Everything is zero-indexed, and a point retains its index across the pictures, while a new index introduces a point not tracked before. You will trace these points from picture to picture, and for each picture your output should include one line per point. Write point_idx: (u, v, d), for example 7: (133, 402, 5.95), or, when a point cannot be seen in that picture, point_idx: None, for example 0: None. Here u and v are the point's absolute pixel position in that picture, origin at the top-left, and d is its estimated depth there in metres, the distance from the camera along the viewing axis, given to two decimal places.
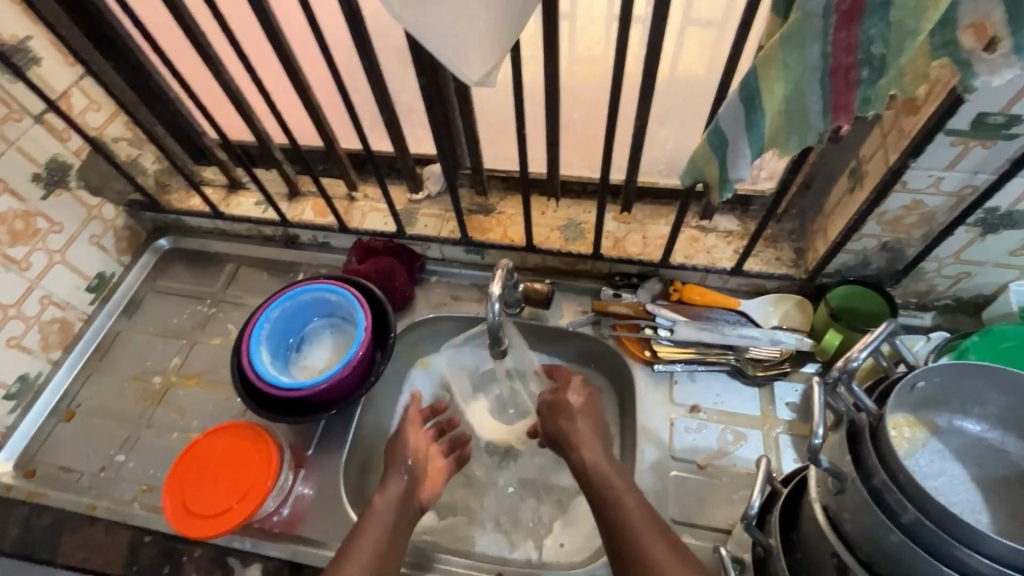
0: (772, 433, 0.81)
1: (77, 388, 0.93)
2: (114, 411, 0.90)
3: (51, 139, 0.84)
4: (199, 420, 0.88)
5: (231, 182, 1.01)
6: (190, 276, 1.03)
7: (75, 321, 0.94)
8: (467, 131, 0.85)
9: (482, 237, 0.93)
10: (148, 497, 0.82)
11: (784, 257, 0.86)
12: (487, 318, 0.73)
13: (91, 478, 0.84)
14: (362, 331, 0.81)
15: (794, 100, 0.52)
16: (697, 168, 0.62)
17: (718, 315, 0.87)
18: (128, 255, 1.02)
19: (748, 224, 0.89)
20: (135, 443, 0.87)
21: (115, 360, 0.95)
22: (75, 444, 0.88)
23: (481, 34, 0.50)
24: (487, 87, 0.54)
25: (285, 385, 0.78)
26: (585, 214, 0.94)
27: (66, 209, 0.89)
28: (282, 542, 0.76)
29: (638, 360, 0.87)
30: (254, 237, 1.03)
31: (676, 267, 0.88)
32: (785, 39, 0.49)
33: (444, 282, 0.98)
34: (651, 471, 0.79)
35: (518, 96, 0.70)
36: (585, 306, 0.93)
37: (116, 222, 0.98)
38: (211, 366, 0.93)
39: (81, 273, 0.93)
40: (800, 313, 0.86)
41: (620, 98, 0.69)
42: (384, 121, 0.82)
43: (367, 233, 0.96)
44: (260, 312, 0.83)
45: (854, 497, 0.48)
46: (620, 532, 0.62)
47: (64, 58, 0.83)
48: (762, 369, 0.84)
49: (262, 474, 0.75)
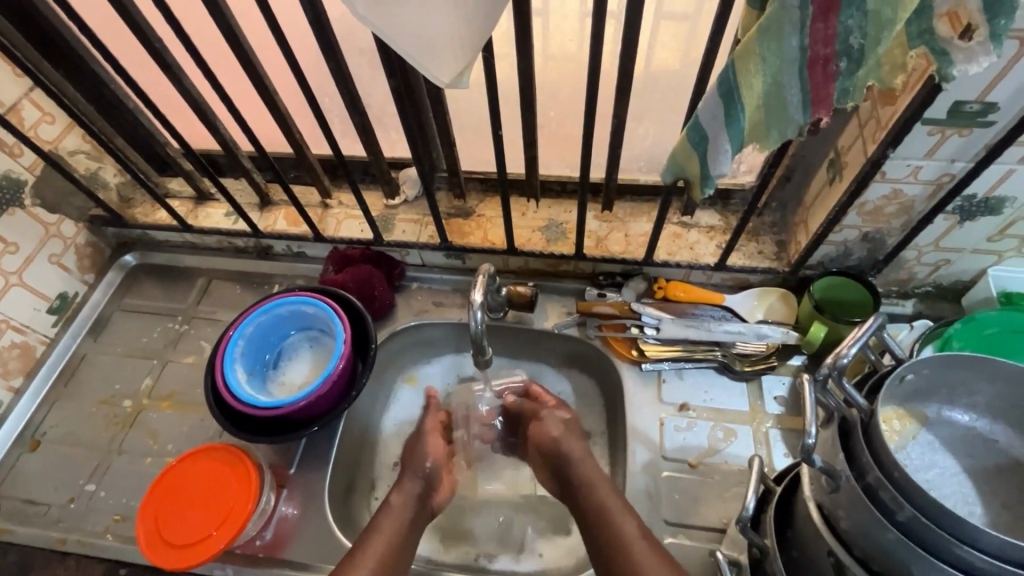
0: (761, 429, 0.80)
1: (42, 415, 0.88)
2: (83, 438, 0.86)
3: (1, 155, 0.80)
4: (174, 443, 0.85)
5: (199, 193, 0.97)
6: (159, 293, 0.99)
7: (37, 345, 0.89)
8: (442, 133, 0.83)
9: (461, 241, 0.91)
10: (121, 527, 0.78)
11: (766, 250, 0.86)
12: (469, 327, 0.71)
13: (59, 511, 0.80)
14: (341, 344, 0.79)
15: (772, 93, 0.51)
16: (678, 164, 0.61)
17: (703, 312, 0.86)
18: (92, 273, 0.97)
19: (730, 218, 0.89)
20: (106, 471, 0.83)
21: (82, 384, 0.91)
22: (41, 475, 0.83)
23: (451, 35, 0.48)
24: (459, 89, 0.52)
25: (263, 404, 0.75)
26: (565, 214, 0.91)
27: (21, 229, 0.84)
28: (264, 569, 0.73)
29: (626, 360, 0.86)
30: (225, 250, 1.00)
31: (660, 264, 0.87)
32: (763, 31, 0.48)
33: (425, 288, 0.95)
34: (643, 472, 0.78)
35: (493, 96, 0.68)
36: (570, 307, 0.92)
37: (77, 239, 0.94)
38: (185, 386, 0.89)
39: (41, 295, 0.88)
40: (784, 306, 0.86)
41: (598, 95, 0.67)
42: (356, 125, 0.79)
43: (343, 241, 0.93)
44: (233, 329, 0.80)
45: (848, 496, 0.48)
46: (609, 541, 0.63)
47: (12, 69, 0.78)
48: (749, 365, 0.83)
49: (242, 497, 0.72)
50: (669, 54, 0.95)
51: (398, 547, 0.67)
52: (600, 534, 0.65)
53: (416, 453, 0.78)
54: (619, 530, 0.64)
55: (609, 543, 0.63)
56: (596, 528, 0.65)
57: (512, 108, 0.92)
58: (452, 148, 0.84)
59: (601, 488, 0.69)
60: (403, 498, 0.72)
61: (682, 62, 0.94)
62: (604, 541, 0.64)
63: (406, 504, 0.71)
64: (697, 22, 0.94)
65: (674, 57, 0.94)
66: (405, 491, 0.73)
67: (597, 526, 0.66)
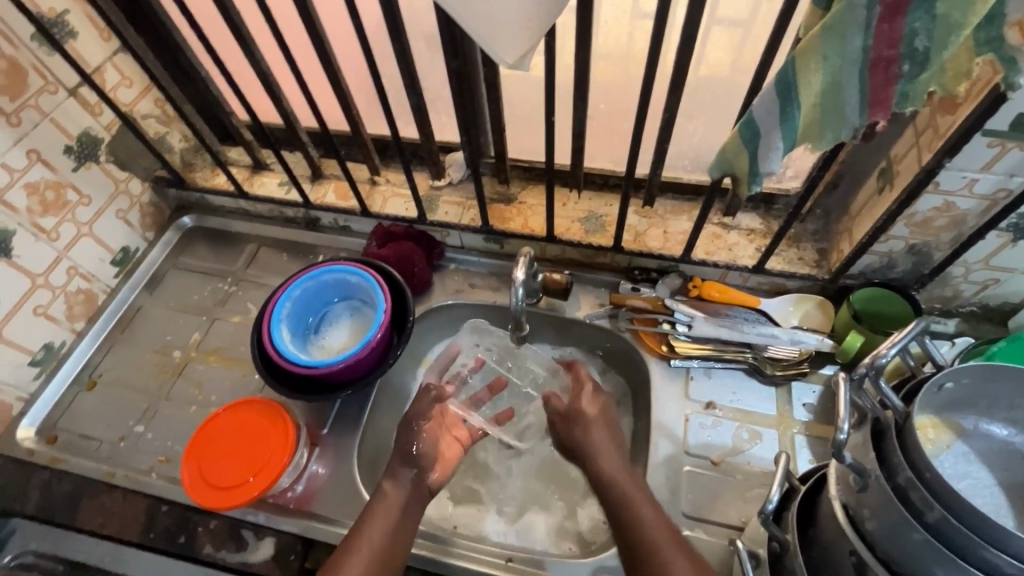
0: (787, 434, 0.80)
1: (99, 358, 0.94)
2: (134, 383, 0.91)
3: (83, 112, 0.86)
4: (216, 395, 0.89)
5: (256, 162, 1.01)
6: (211, 254, 1.04)
7: (100, 293, 0.95)
8: (494, 117, 0.84)
9: (502, 226, 0.93)
10: (165, 467, 0.83)
11: (807, 257, 0.86)
12: (510, 303, 0.75)
13: (110, 447, 0.85)
14: (381, 314, 0.82)
15: (831, 92, 0.51)
16: (727, 160, 0.63)
17: (737, 313, 0.86)
18: (152, 231, 1.03)
19: (772, 223, 0.89)
20: (153, 415, 0.88)
21: (137, 333, 0.96)
22: (95, 413, 0.89)
23: (519, 17, 0.50)
24: (519, 71, 0.55)
25: (305, 362, 0.79)
26: (606, 207, 0.93)
27: (95, 183, 0.90)
28: (294, 519, 0.76)
29: (655, 355, 0.87)
30: (275, 219, 1.05)
31: (697, 262, 0.88)
32: (827, 29, 0.48)
33: (461, 269, 0.98)
34: (664, 465, 0.78)
35: (549, 81, 0.69)
36: (602, 298, 0.93)
37: (142, 197, 1.00)
38: (231, 343, 0.94)
39: (106, 247, 0.94)
40: (820, 313, 0.85)
41: (652, 92, 0.69)
42: (412, 105, 0.82)
43: (388, 217, 0.97)
44: (282, 291, 0.84)
45: (876, 495, 0.48)
46: (649, 561, 0.62)
47: (100, 33, 0.84)
48: (780, 369, 0.83)
49: (279, 451, 0.76)
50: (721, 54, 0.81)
51: (396, 539, 0.66)
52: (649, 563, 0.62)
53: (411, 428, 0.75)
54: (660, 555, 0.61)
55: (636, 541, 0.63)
56: (639, 550, 0.63)
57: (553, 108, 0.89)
58: (501, 133, 0.86)
59: (635, 490, 0.67)
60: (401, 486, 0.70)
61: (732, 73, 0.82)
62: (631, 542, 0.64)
63: (399, 494, 0.70)
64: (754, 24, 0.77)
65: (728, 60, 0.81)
66: (408, 477, 0.71)
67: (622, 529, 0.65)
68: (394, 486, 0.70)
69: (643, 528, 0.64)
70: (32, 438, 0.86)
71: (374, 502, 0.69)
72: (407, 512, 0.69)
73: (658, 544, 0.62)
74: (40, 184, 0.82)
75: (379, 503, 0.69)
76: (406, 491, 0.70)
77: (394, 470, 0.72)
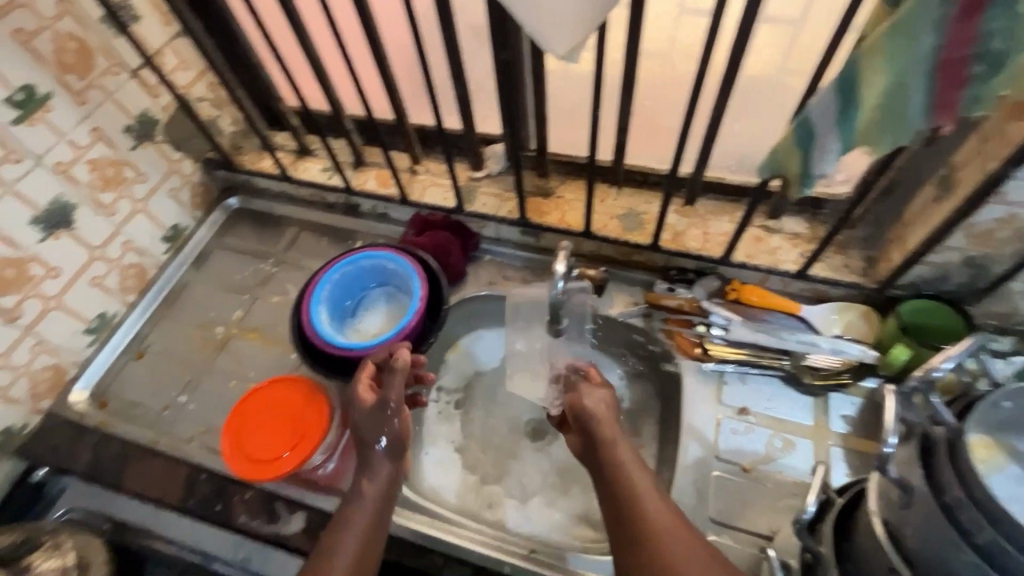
0: (823, 445, 0.78)
1: (147, 330, 0.98)
2: (180, 355, 0.95)
3: (142, 93, 0.90)
4: (255, 371, 0.93)
5: (301, 148, 1.04)
6: (255, 235, 1.07)
7: (150, 268, 0.99)
8: (536, 110, 0.84)
9: (539, 219, 0.93)
10: (205, 438, 0.86)
11: (853, 265, 0.84)
12: (550, 295, 0.76)
13: (155, 415, 0.89)
14: (417, 300, 0.83)
15: (895, 94, 0.49)
16: (777, 161, 0.61)
17: (775, 319, 0.85)
18: (200, 210, 1.07)
19: (817, 228, 0.86)
20: (196, 386, 0.92)
21: (184, 308, 1.00)
22: (142, 382, 0.93)
23: (576, 15, 0.51)
24: (570, 64, 0.55)
25: (341, 343, 0.81)
26: (645, 205, 0.92)
27: (151, 161, 0.94)
28: (323, 496, 0.78)
29: (688, 357, 0.85)
30: (317, 203, 1.07)
31: (737, 265, 0.86)
32: (894, 28, 0.47)
33: (496, 261, 0.99)
34: (693, 468, 0.77)
35: (597, 75, 0.68)
36: (636, 297, 0.92)
37: (193, 177, 1.03)
38: (271, 322, 0.97)
39: (158, 223, 0.98)
40: (864, 323, 0.82)
41: (703, 89, 0.67)
42: (456, 96, 0.83)
43: (426, 206, 0.98)
44: (322, 274, 0.86)
45: (922, 513, 0.46)
46: (630, 521, 0.62)
47: (162, 18, 0.88)
48: (819, 378, 0.80)
49: (312, 429, 0.78)
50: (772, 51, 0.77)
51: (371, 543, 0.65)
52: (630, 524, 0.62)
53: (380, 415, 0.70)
54: (642, 508, 0.62)
55: (624, 505, 0.63)
56: (627, 518, 0.62)
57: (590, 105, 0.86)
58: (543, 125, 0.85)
59: (624, 452, 0.68)
60: (379, 479, 0.68)
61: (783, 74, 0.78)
62: (620, 506, 0.64)
63: (376, 489, 0.68)
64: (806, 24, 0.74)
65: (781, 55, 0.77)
66: (383, 471, 0.69)
67: (615, 493, 0.65)
68: (370, 480, 0.68)
69: (631, 489, 0.64)
70: (84, 402, 0.90)
71: (349, 499, 0.67)
72: (385, 508, 0.68)
73: (641, 498, 0.63)
74: (101, 160, 0.86)
75: (358, 505, 0.67)
76: (381, 489, 0.68)
77: (371, 459, 0.69)
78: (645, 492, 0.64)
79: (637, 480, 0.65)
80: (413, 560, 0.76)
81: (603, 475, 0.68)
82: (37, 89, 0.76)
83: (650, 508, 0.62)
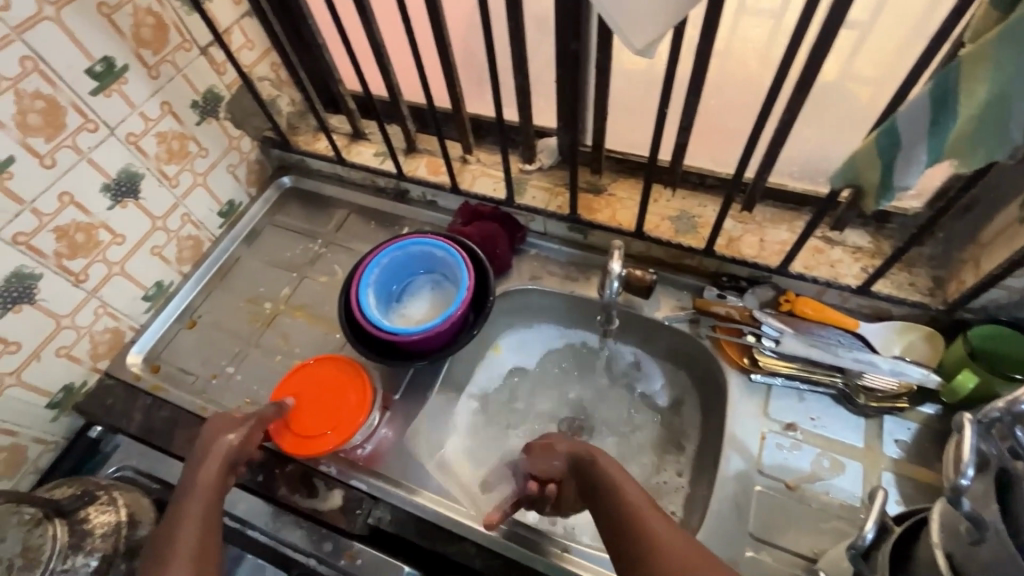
0: (874, 469, 0.75)
1: (200, 300, 1.01)
2: (229, 327, 0.98)
3: (209, 69, 0.92)
4: (300, 347, 0.95)
5: (356, 131, 1.05)
6: (305, 215, 1.09)
7: (206, 241, 1.02)
8: (596, 105, 0.83)
9: (589, 216, 0.91)
10: (250, 409, 0.89)
11: (920, 283, 0.80)
12: (603, 295, 0.80)
13: (204, 383, 0.92)
14: (463, 290, 0.83)
15: (996, 105, 0.45)
16: (855, 169, 0.59)
17: (832, 334, 0.81)
18: (255, 187, 1.09)
19: (882, 243, 0.83)
20: (244, 358, 0.94)
21: (235, 282, 1.03)
22: (193, 349, 0.96)
23: (658, 8, 0.49)
24: (647, 58, 0.53)
25: (386, 327, 0.81)
26: (700, 208, 0.90)
27: (213, 137, 0.96)
28: (362, 475, 0.80)
29: (735, 367, 0.83)
30: (367, 187, 1.08)
31: (794, 275, 0.83)
32: (1003, 35, 0.43)
33: (541, 256, 0.98)
34: (735, 480, 0.75)
35: (667, 72, 0.67)
36: (684, 302, 0.90)
37: (250, 155, 1.06)
38: (317, 301, 0.99)
39: (215, 198, 1.01)
40: (928, 346, 0.79)
41: (777, 91, 0.65)
42: (517, 86, 0.82)
43: (475, 196, 0.98)
44: (371, 257, 0.86)
45: (994, 550, 0.44)
46: (629, 538, 0.57)
47: None
48: (874, 401, 0.77)
49: (356, 410, 0.80)
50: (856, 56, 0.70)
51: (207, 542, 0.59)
52: (634, 547, 0.56)
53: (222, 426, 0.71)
54: (644, 525, 0.57)
55: (618, 522, 0.59)
56: (627, 534, 0.58)
57: (651, 102, 0.84)
58: (601, 121, 0.84)
59: (611, 467, 0.65)
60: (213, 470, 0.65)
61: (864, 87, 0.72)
62: (616, 528, 0.59)
63: (210, 482, 0.64)
64: (874, 29, 0.67)
65: (874, 67, 0.70)
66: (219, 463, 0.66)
67: (609, 514, 0.61)
68: (207, 473, 0.65)
69: (628, 507, 0.60)
70: (139, 365, 0.94)
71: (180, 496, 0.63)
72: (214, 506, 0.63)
73: (636, 510, 0.59)
74: (168, 134, 0.89)
75: (188, 497, 0.63)
76: (215, 472, 0.65)
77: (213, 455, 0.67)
78: (638, 502, 0.60)
79: (626, 491, 0.61)
80: (443, 547, 0.76)
81: (597, 497, 0.63)
82: (115, 62, 0.79)
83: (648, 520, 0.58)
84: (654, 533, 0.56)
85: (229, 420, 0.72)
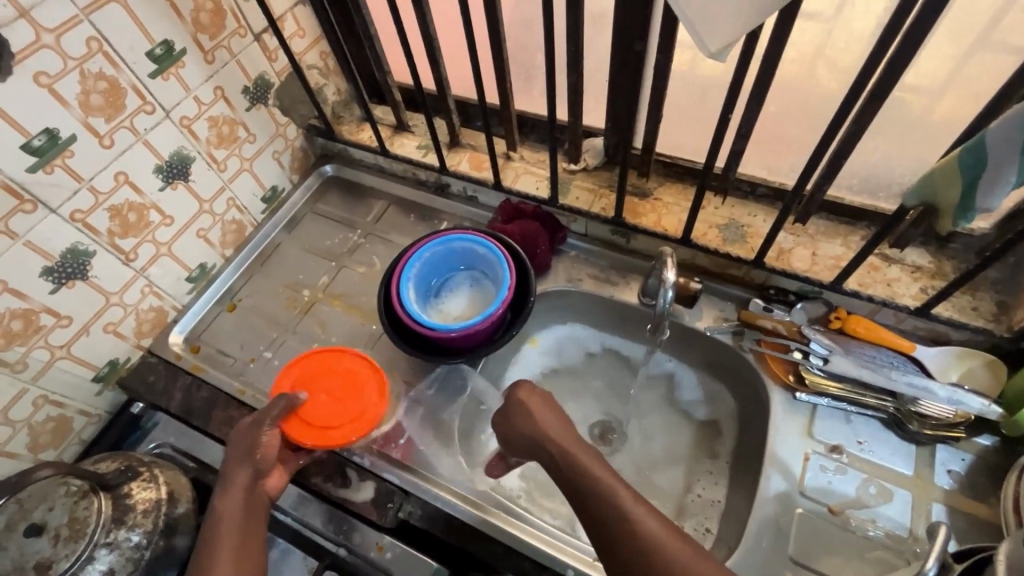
0: (924, 499, 0.71)
1: (240, 284, 1.02)
2: (267, 312, 0.99)
3: (261, 56, 0.92)
4: (337, 336, 0.95)
5: (400, 123, 1.05)
6: (345, 205, 1.09)
7: (248, 225, 1.04)
8: (650, 107, 0.81)
9: (634, 220, 0.89)
10: None
11: (983, 309, 0.76)
12: (656, 304, 0.76)
13: (242, 366, 0.94)
14: (505, 290, 0.82)
15: None
16: (932, 185, 0.56)
17: (884, 356, 0.78)
18: (298, 175, 1.10)
19: (943, 263, 0.79)
20: (281, 344, 0.95)
21: (275, 267, 1.04)
22: (231, 332, 0.98)
23: (737, 9, 0.47)
24: (719, 62, 0.51)
25: (424, 322, 0.81)
26: (750, 217, 0.87)
27: (261, 123, 0.97)
28: (395, 467, 0.80)
29: (780, 383, 0.80)
30: (408, 179, 1.08)
31: (848, 292, 0.80)
32: None
33: (580, 257, 0.96)
34: (775, 501, 0.73)
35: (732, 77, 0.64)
36: (728, 313, 0.87)
37: (295, 142, 1.07)
38: (355, 291, 0.99)
39: (260, 183, 1.02)
40: (989, 375, 0.75)
41: (848, 102, 0.62)
42: (569, 84, 0.80)
43: (517, 194, 0.97)
44: (412, 251, 0.86)
45: None
46: (625, 550, 0.55)
47: None
48: (929, 428, 0.74)
49: (375, 402, 0.81)
50: (937, 66, 0.65)
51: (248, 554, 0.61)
52: (631, 559, 0.54)
53: (243, 439, 0.71)
54: (636, 529, 0.55)
55: (614, 534, 0.56)
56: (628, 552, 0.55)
57: (705, 106, 0.82)
58: (653, 123, 0.82)
59: (603, 472, 0.60)
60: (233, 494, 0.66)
61: (934, 101, 0.68)
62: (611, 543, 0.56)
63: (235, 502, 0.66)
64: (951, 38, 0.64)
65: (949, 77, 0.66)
66: (239, 486, 0.67)
67: (603, 526, 0.57)
68: (225, 499, 0.66)
69: (623, 515, 0.56)
70: (180, 345, 0.96)
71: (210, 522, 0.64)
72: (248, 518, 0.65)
73: (626, 514, 0.56)
74: (219, 119, 0.90)
75: (217, 521, 0.64)
76: (239, 499, 0.66)
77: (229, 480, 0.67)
78: (630, 507, 0.56)
79: (623, 501, 0.57)
80: (472, 547, 0.76)
81: (580, 500, 0.60)
82: (174, 46, 0.79)
83: (642, 522, 0.55)
84: (656, 544, 0.54)
85: (245, 432, 0.72)
